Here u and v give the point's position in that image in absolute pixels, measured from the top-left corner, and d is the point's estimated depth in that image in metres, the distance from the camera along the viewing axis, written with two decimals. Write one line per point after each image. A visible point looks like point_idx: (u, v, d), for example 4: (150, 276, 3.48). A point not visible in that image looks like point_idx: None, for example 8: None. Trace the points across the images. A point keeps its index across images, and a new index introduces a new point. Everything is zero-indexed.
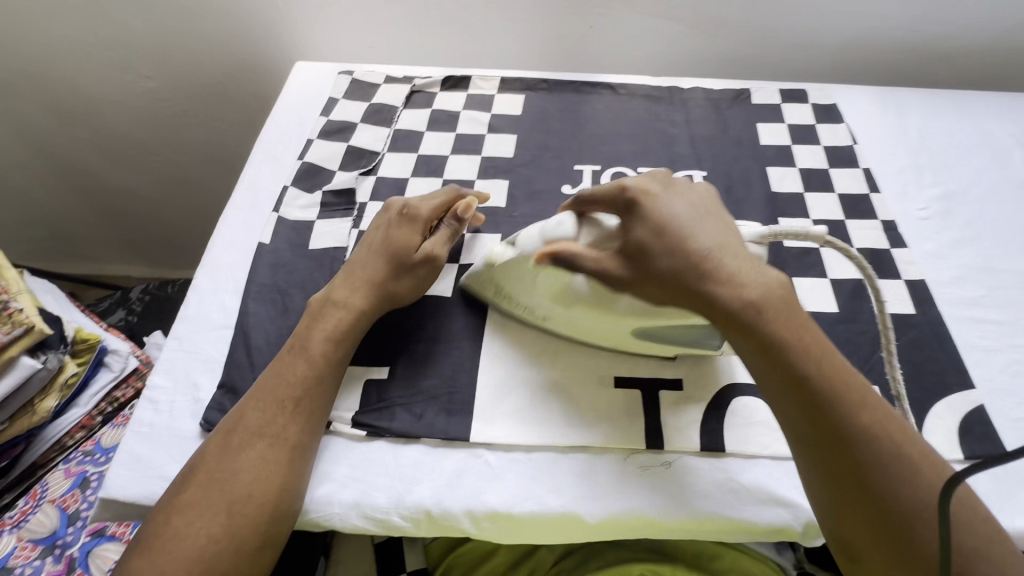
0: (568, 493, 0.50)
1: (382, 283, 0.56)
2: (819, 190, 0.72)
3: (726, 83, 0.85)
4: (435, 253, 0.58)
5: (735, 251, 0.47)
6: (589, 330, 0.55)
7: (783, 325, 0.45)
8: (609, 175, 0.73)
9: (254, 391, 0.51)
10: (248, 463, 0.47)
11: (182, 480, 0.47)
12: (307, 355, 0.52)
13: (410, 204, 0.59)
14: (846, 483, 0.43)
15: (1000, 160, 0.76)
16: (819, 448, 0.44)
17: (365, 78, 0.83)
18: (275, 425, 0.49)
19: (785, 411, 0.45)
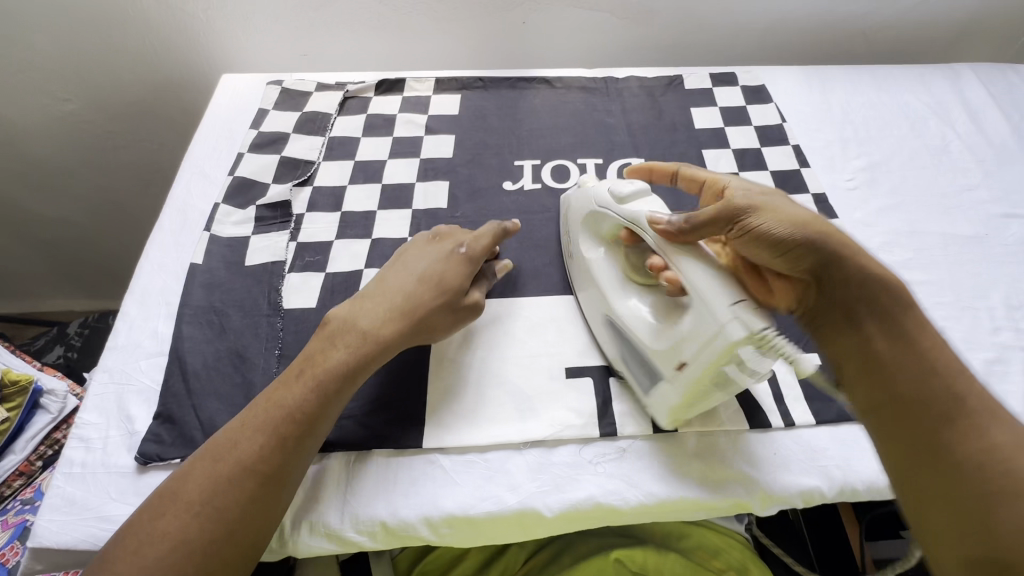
0: (526, 489, 0.50)
1: (413, 319, 0.53)
2: (753, 168, 0.74)
3: (659, 71, 0.87)
4: (479, 300, 0.56)
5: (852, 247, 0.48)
6: (588, 292, 0.58)
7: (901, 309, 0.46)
8: (549, 170, 0.73)
9: (252, 415, 0.47)
10: (239, 500, 0.43)
11: (157, 509, 0.43)
12: (317, 390, 0.48)
13: (465, 243, 0.57)
14: (985, 459, 0.40)
15: (918, 129, 0.80)
16: (938, 420, 0.42)
17: (295, 87, 0.81)
18: (272, 462, 0.45)
19: (898, 373, 0.44)
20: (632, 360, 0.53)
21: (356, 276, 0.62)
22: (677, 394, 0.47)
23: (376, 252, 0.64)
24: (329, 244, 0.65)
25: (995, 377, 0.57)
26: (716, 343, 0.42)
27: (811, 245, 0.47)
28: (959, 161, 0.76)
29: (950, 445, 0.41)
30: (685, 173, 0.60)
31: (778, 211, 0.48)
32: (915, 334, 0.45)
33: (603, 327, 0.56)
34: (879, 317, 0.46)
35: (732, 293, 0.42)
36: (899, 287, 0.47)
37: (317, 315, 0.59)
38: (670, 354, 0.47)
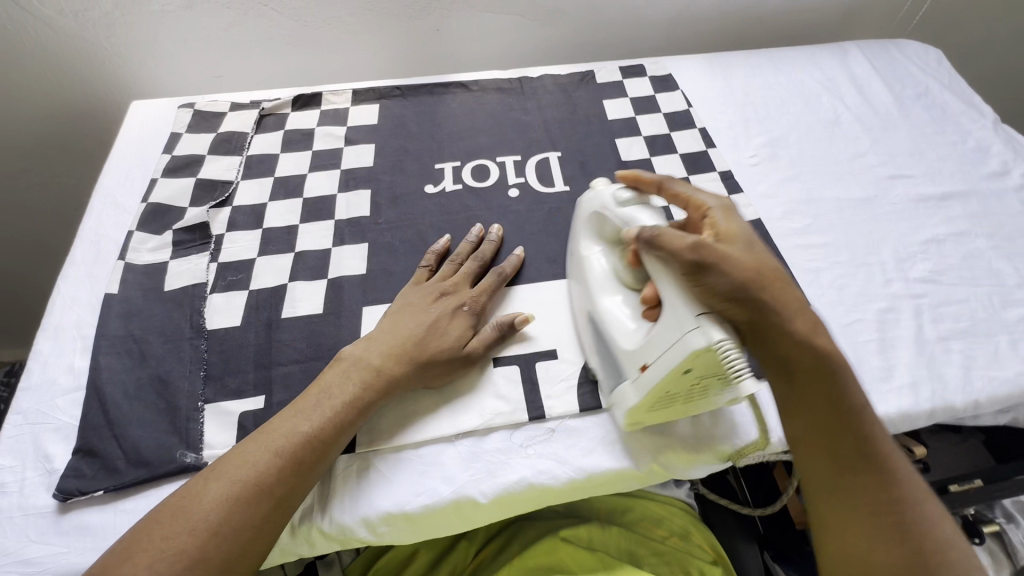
0: (459, 480, 0.51)
1: (424, 362, 0.53)
2: (664, 153, 0.78)
3: (571, 67, 0.90)
4: (476, 351, 0.56)
5: (795, 306, 0.47)
6: (578, 285, 0.60)
7: (833, 370, 0.46)
8: (470, 170, 0.75)
9: (279, 435, 0.47)
10: (255, 519, 0.44)
11: (165, 528, 0.42)
12: (335, 416, 0.49)
13: (468, 300, 0.58)
14: (900, 511, 0.44)
15: (812, 104, 0.86)
16: (847, 468, 0.45)
17: (208, 108, 0.80)
18: (288, 484, 0.46)
19: (826, 429, 0.46)
20: (604, 357, 0.55)
21: (280, 290, 0.62)
22: (637, 394, 0.49)
23: (300, 265, 0.64)
24: (251, 262, 0.65)
25: (889, 325, 0.62)
26: (678, 348, 0.45)
27: (754, 301, 0.45)
28: (850, 131, 0.82)
29: (870, 495, 0.44)
30: (670, 187, 0.55)
31: (732, 261, 0.46)
32: (846, 394, 0.46)
33: (583, 319, 0.58)
34: (813, 379, 0.46)
35: (695, 307, 0.45)
36: (829, 348, 0.47)
37: (241, 333, 0.59)
38: (637, 355, 0.49)
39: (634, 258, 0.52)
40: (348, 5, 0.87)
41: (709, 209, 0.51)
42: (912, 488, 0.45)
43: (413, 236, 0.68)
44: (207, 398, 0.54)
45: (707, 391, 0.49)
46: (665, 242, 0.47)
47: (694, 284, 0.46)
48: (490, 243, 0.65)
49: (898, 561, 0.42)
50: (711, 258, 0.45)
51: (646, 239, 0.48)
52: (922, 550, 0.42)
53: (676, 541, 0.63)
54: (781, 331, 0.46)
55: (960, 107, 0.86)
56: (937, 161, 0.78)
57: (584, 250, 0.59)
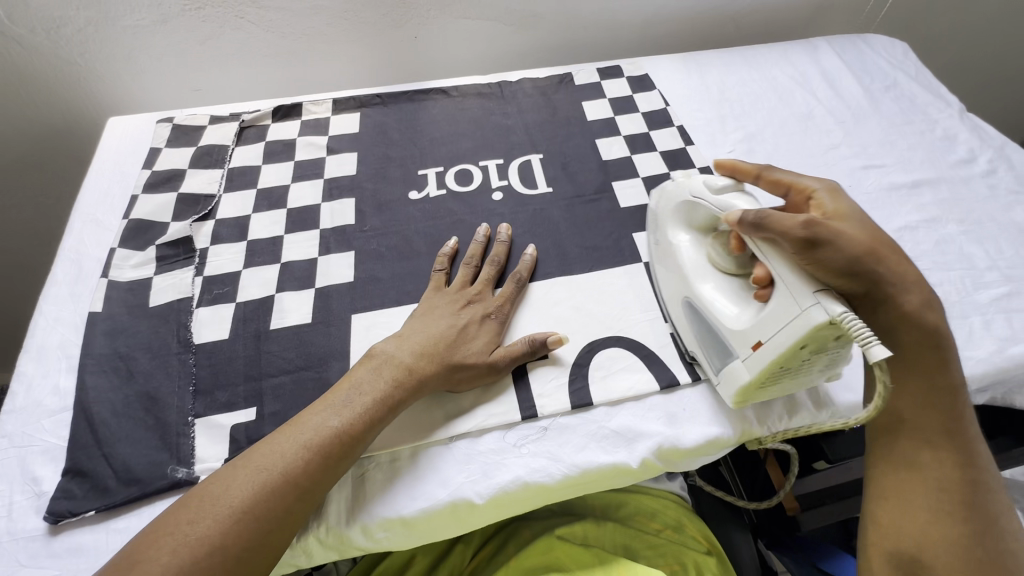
0: (455, 482, 0.51)
1: (453, 364, 0.54)
2: (644, 151, 0.79)
3: (549, 71, 0.91)
4: (500, 358, 0.56)
5: (913, 286, 0.48)
6: (667, 271, 0.60)
7: (943, 347, 0.48)
8: (453, 175, 0.76)
9: (311, 426, 0.48)
10: (277, 508, 0.44)
11: (191, 512, 0.43)
12: (366, 411, 0.50)
13: (493, 310, 0.59)
14: (973, 490, 0.45)
15: (785, 99, 0.88)
16: (926, 440, 0.47)
17: (187, 122, 0.80)
18: (313, 477, 0.46)
19: (916, 399, 0.48)
20: (704, 336, 0.55)
21: (267, 301, 0.62)
22: (750, 371, 0.49)
23: (286, 275, 0.64)
24: (237, 274, 0.64)
25: None
26: (797, 325, 0.45)
27: (868, 275, 0.46)
28: (823, 124, 0.84)
29: (951, 470, 0.46)
30: (770, 175, 0.55)
31: (848, 236, 0.46)
32: (948, 370, 0.48)
33: (680, 304, 0.58)
34: (915, 351, 0.48)
35: (811, 283, 0.45)
36: (939, 326, 0.48)
37: (230, 346, 0.59)
38: (746, 334, 0.49)
39: (739, 244, 0.52)
40: (325, 15, 0.88)
41: (819, 194, 0.52)
42: (989, 475, 0.46)
43: (399, 243, 0.68)
44: (197, 412, 0.54)
45: (812, 367, 0.49)
46: (776, 224, 0.46)
47: (807, 261, 0.45)
48: (501, 248, 0.66)
49: (952, 532, 0.44)
50: (826, 235, 0.45)
51: (752, 223, 0.48)
52: (980, 529, 0.44)
53: (670, 534, 0.64)
54: (892, 306, 0.47)
55: (927, 98, 0.88)
56: (908, 150, 0.81)
57: (673, 238, 0.60)
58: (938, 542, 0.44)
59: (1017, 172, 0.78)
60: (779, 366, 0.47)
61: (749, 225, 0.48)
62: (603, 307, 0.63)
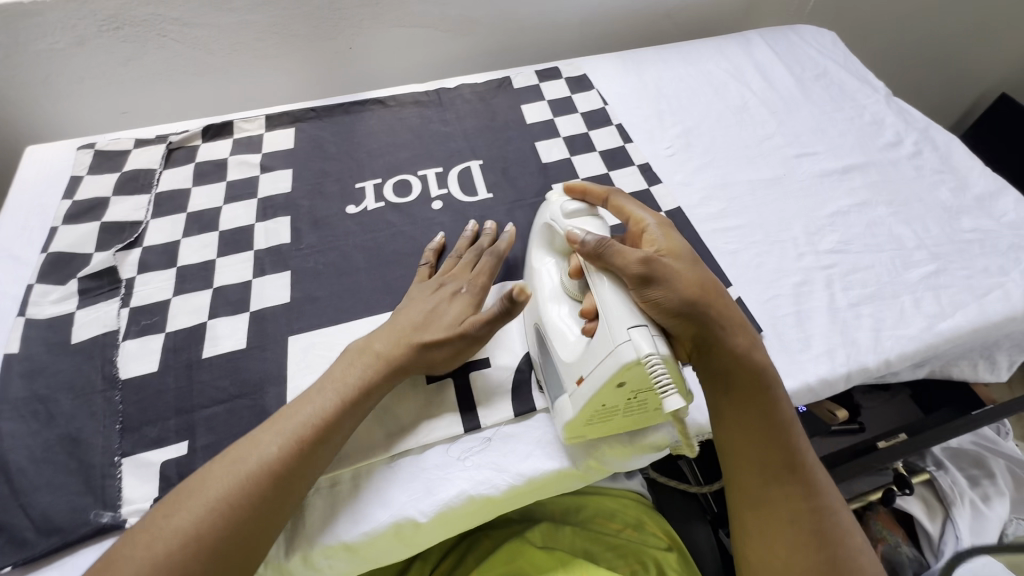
0: (397, 502, 0.50)
1: (422, 344, 0.54)
2: (583, 152, 0.80)
3: (488, 75, 0.91)
4: (468, 328, 0.54)
5: (734, 322, 0.50)
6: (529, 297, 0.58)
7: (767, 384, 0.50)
8: (392, 186, 0.75)
9: (284, 420, 0.49)
10: (254, 499, 0.44)
11: (170, 507, 0.44)
12: (339, 400, 0.50)
13: (465, 288, 0.58)
14: (821, 520, 0.47)
15: (720, 92, 0.89)
16: (775, 480, 0.48)
17: (110, 147, 0.76)
18: (290, 464, 0.46)
19: (756, 439, 0.49)
20: (548, 374, 0.54)
21: (199, 329, 0.60)
22: (576, 406, 0.48)
23: (219, 301, 0.62)
24: (166, 303, 0.62)
25: (804, 296, 0.65)
26: (611, 360, 0.45)
27: (700, 318, 0.48)
28: (757, 115, 0.86)
29: (798, 506, 0.47)
30: (616, 202, 0.57)
31: (676, 276, 0.48)
32: (775, 404, 0.50)
33: (531, 334, 0.57)
34: (751, 391, 0.50)
35: (631, 318, 0.45)
36: (765, 365, 0.51)
37: (159, 378, 0.56)
38: (575, 367, 0.49)
39: (578, 270, 0.52)
40: (253, 29, 0.85)
41: (652, 230, 0.54)
42: (831, 503, 0.48)
43: (337, 259, 0.66)
44: (124, 451, 0.52)
45: (644, 404, 0.49)
46: (611, 253, 0.48)
47: (638, 296, 0.47)
48: (486, 234, 0.65)
49: (811, 566, 0.45)
50: (658, 271, 0.47)
51: (592, 249, 0.49)
52: (833, 554, 0.46)
53: (630, 533, 0.64)
54: (721, 346, 0.49)
55: (856, 85, 0.91)
56: (839, 137, 0.83)
57: (536, 260, 0.58)
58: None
59: (941, 153, 0.81)
60: (599, 402, 0.47)
61: (587, 248, 0.49)
62: None
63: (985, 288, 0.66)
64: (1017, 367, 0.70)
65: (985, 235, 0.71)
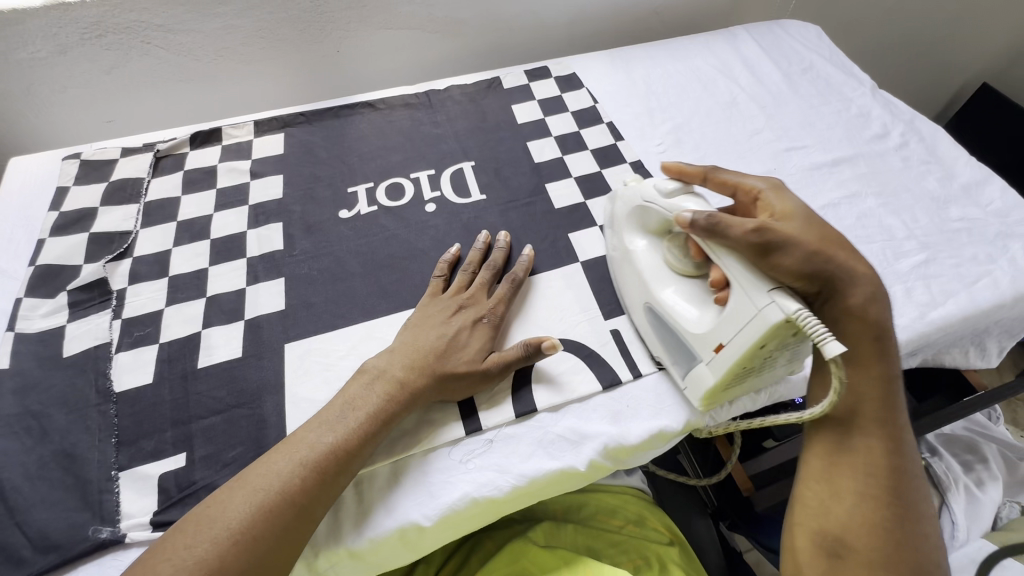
0: (400, 506, 0.50)
1: (443, 373, 0.53)
2: (575, 151, 0.80)
3: (477, 76, 0.90)
4: (491, 368, 0.55)
5: (859, 272, 0.50)
6: (628, 280, 0.60)
7: (883, 340, 0.50)
8: (384, 190, 0.74)
9: (305, 446, 0.48)
10: (276, 528, 0.43)
11: (188, 537, 0.43)
12: (360, 427, 0.49)
13: (487, 319, 0.58)
14: (899, 479, 0.47)
15: (709, 88, 0.90)
16: (860, 428, 0.49)
17: (96, 156, 0.75)
18: (310, 493, 0.46)
19: (858, 388, 0.49)
20: (669, 342, 0.56)
21: (194, 339, 0.59)
22: (716, 374, 0.50)
23: (213, 310, 0.62)
24: (158, 313, 0.61)
25: None
26: (754, 325, 0.45)
27: (822, 274, 0.48)
28: (746, 110, 0.86)
29: (879, 458, 0.47)
30: (717, 176, 0.56)
31: (796, 235, 0.48)
32: (885, 360, 0.50)
33: (641, 312, 0.59)
34: (864, 342, 0.50)
35: (767, 283, 0.46)
36: (884, 321, 0.50)
37: (154, 390, 0.56)
38: (708, 337, 0.50)
39: (698, 251, 0.53)
40: (239, 34, 0.85)
41: (764, 193, 0.54)
42: (915, 468, 0.48)
43: (331, 265, 0.66)
44: (121, 465, 0.51)
45: (777, 363, 0.50)
46: (724, 228, 0.48)
47: (763, 265, 0.48)
48: (499, 249, 0.65)
49: (875, 516, 0.45)
50: (779, 234, 0.47)
51: (704, 227, 0.49)
52: (901, 514, 0.46)
53: (632, 529, 0.64)
54: (840, 298, 0.50)
55: (842, 78, 0.92)
56: (827, 130, 0.84)
57: (628, 242, 0.61)
58: (860, 524, 0.45)
59: (927, 144, 0.82)
60: (739, 368, 0.48)
61: (698, 226, 0.49)
62: (542, 310, 0.62)
63: (974, 276, 0.66)
64: (1006, 352, 0.72)
65: (973, 223, 0.72)
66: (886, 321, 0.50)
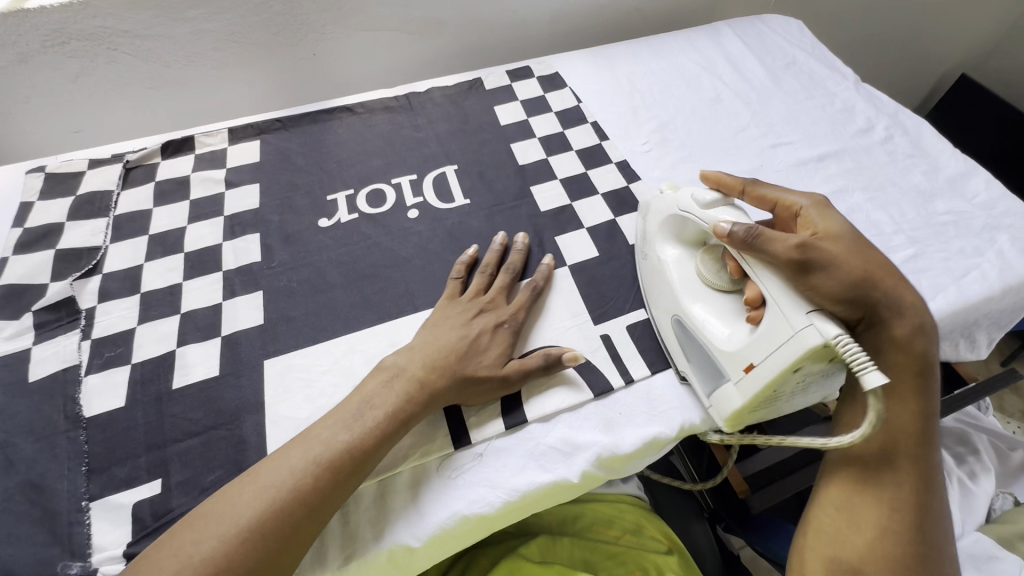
0: (389, 527, 0.48)
1: (464, 375, 0.53)
2: (560, 152, 0.78)
3: (458, 76, 0.88)
4: (511, 374, 0.54)
5: (902, 302, 0.50)
6: (659, 291, 0.59)
7: (921, 377, 0.49)
8: (365, 197, 0.72)
9: (322, 444, 0.47)
10: (285, 527, 0.43)
11: (197, 532, 0.42)
12: (376, 426, 0.48)
13: (508, 323, 0.57)
14: (922, 518, 0.46)
15: (693, 85, 0.89)
16: (889, 462, 0.47)
17: (61, 169, 0.72)
18: (321, 492, 0.45)
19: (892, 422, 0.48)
20: (697, 361, 0.54)
21: (168, 358, 0.57)
22: (744, 397, 0.48)
23: (188, 327, 0.59)
24: (130, 332, 0.59)
25: None
26: (790, 348, 0.44)
27: (863, 300, 0.48)
28: (731, 107, 0.86)
29: (904, 495, 0.46)
30: (755, 190, 0.57)
31: (840, 258, 0.48)
32: (922, 396, 0.49)
33: (668, 326, 0.57)
34: (903, 376, 0.49)
35: (806, 305, 0.45)
36: (925, 356, 0.50)
37: (127, 414, 0.53)
38: (740, 355, 0.49)
39: (737, 267, 0.52)
40: (210, 39, 0.82)
41: (807, 211, 0.54)
42: (939, 509, 0.47)
43: (311, 275, 0.64)
44: (92, 495, 0.49)
45: (808, 386, 0.50)
46: (767, 243, 0.48)
47: (803, 284, 0.47)
48: (518, 250, 0.64)
49: (895, 551, 0.44)
50: (823, 257, 0.47)
51: (743, 240, 0.49)
52: (921, 553, 0.44)
53: (629, 539, 0.63)
54: (882, 327, 0.49)
55: (825, 72, 0.91)
56: (812, 125, 0.83)
57: (660, 252, 0.59)
58: (878, 557, 0.44)
59: (912, 137, 0.82)
60: (771, 390, 0.47)
61: (737, 240, 0.49)
62: (531, 317, 0.61)
63: (962, 270, 0.66)
64: (995, 344, 0.71)
65: (959, 217, 0.72)
66: (925, 359, 0.50)
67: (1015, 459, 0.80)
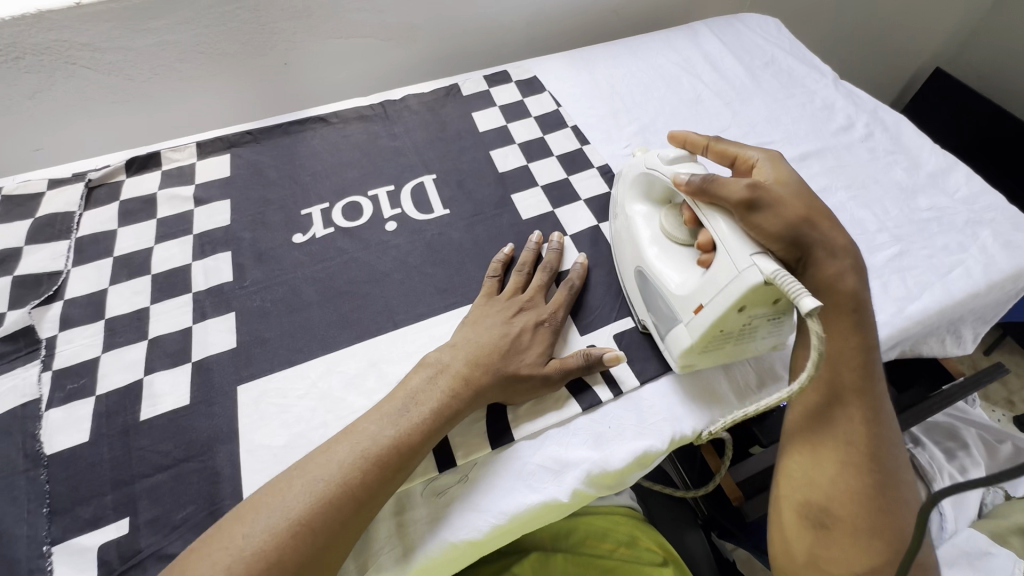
0: (375, 556, 0.47)
1: (507, 373, 0.52)
2: (540, 158, 0.77)
3: (435, 83, 0.86)
4: (554, 373, 0.53)
5: (838, 245, 0.51)
6: (624, 246, 0.61)
7: (858, 313, 0.50)
8: (341, 210, 0.70)
9: (369, 436, 0.45)
10: (336, 522, 0.41)
11: (245, 524, 0.41)
12: (422, 420, 0.47)
13: (548, 322, 0.57)
14: (876, 447, 0.47)
15: (673, 86, 0.88)
16: (838, 400, 0.49)
17: (18, 190, 0.69)
18: (369, 487, 0.43)
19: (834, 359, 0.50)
20: (653, 307, 0.56)
21: (135, 388, 0.54)
22: (693, 335, 0.50)
23: (156, 353, 0.56)
24: (94, 362, 0.56)
25: None
26: (735, 286, 0.46)
27: (803, 243, 0.49)
28: (711, 107, 0.85)
29: (856, 429, 0.48)
30: (717, 146, 0.59)
31: (782, 202, 0.49)
32: (860, 328, 0.50)
33: (631, 277, 0.59)
34: (841, 313, 0.50)
35: (751, 246, 0.47)
36: (858, 290, 0.50)
37: (92, 449, 0.50)
38: (689, 297, 0.50)
39: (692, 217, 0.55)
40: (176, 50, 0.79)
41: (761, 163, 0.55)
42: (891, 433, 0.48)
43: (286, 294, 0.61)
44: (55, 538, 0.46)
45: (757, 332, 0.51)
46: (721, 188, 0.50)
47: (746, 225, 0.49)
48: (553, 250, 0.63)
49: (855, 484, 0.46)
50: (766, 200, 0.49)
51: (698, 186, 0.51)
52: (879, 481, 0.46)
53: (624, 552, 0.62)
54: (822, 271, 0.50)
55: (804, 70, 0.91)
56: (793, 124, 0.83)
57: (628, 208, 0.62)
58: (844, 496, 0.46)
59: (892, 133, 0.82)
60: (718, 328, 0.49)
61: (693, 186, 0.51)
62: None
63: (947, 267, 0.66)
64: (981, 339, 0.71)
65: (941, 213, 0.72)
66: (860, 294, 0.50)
67: (1004, 452, 0.80)
